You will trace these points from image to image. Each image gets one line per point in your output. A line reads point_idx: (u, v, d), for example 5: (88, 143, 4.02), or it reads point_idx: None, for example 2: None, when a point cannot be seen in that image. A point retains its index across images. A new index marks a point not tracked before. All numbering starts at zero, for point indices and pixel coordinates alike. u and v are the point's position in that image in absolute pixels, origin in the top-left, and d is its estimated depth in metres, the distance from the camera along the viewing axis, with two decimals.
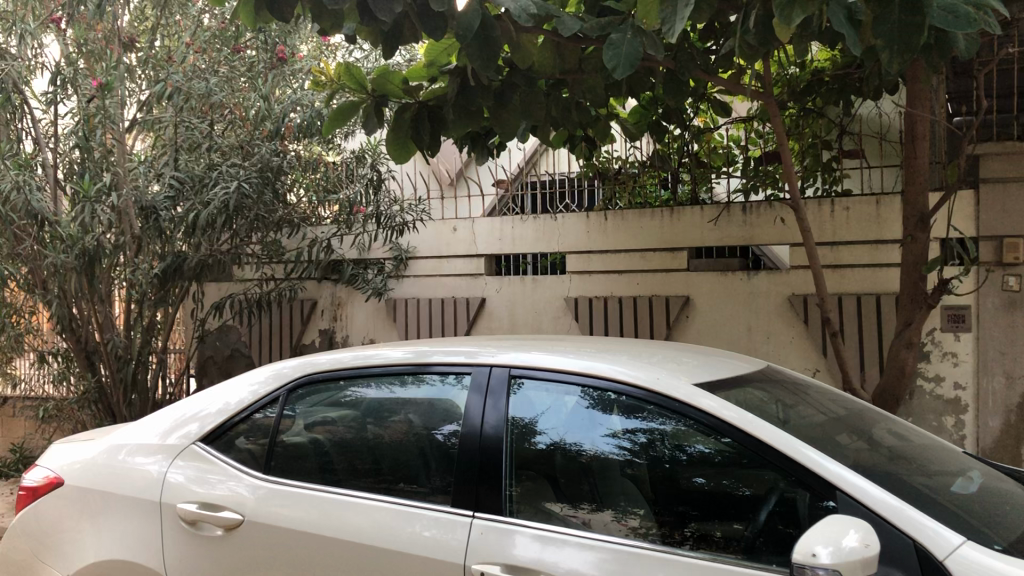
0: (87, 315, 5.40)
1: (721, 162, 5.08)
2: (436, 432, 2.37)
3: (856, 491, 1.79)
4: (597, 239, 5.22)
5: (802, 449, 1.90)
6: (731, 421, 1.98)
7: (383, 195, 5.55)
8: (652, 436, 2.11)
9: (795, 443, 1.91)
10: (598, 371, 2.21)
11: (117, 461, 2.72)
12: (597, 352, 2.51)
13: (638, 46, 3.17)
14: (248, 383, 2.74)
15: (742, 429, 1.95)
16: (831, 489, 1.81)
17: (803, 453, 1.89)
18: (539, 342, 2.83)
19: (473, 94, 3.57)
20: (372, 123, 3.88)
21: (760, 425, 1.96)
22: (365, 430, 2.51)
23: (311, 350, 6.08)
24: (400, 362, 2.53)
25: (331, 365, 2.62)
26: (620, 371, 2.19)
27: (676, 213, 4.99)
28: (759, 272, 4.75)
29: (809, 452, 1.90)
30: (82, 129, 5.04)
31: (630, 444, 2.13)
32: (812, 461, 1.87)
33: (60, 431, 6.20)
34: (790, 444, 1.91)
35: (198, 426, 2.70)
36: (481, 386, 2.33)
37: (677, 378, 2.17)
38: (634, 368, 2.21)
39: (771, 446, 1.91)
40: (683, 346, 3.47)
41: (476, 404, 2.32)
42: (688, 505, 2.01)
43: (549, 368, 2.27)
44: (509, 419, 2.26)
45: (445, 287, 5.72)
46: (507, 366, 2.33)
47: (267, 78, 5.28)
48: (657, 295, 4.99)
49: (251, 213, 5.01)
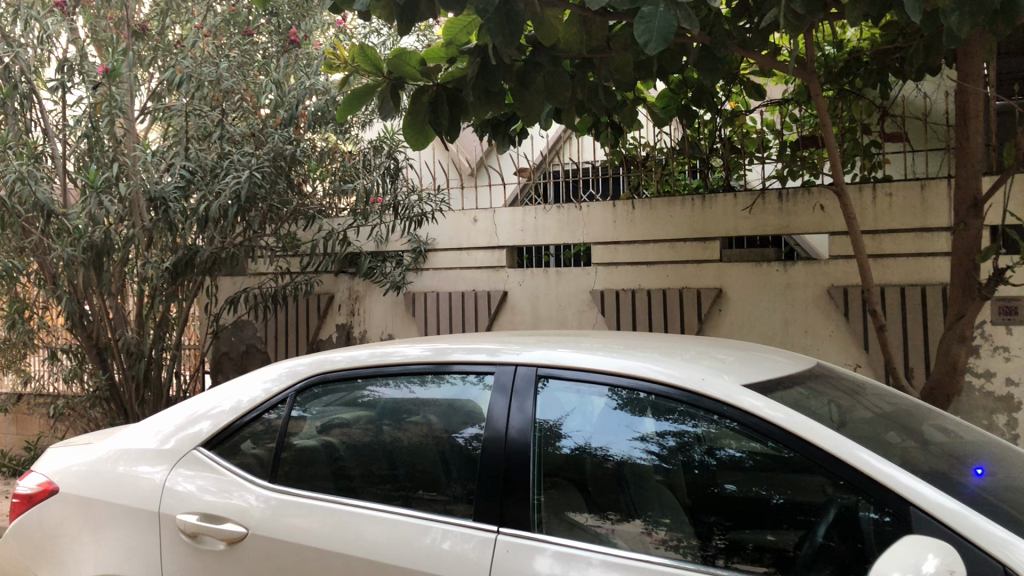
0: (99, 310, 5.25)
1: (754, 146, 4.84)
2: (460, 435, 2.17)
3: (921, 501, 1.58)
4: (624, 228, 4.99)
5: (856, 451, 1.70)
6: (778, 423, 1.76)
7: (401, 184, 5.34)
8: (683, 440, 1.90)
9: (854, 450, 1.70)
10: (629, 369, 2.00)
11: (117, 467, 2.54)
12: (630, 349, 2.30)
13: (671, 20, 2.96)
14: (260, 380, 2.55)
15: (783, 428, 1.76)
16: (891, 497, 1.61)
17: (858, 455, 1.69)
18: (569, 338, 2.63)
19: (494, 75, 3.37)
20: (388, 108, 3.66)
21: (807, 424, 1.76)
22: (384, 434, 2.31)
23: (328, 345, 5.91)
24: (420, 360, 2.33)
25: (348, 362, 2.43)
26: (652, 368, 1.98)
27: (707, 201, 4.75)
28: (796, 263, 4.51)
29: (864, 454, 1.69)
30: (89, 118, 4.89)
31: (658, 449, 1.93)
32: (868, 465, 1.66)
33: (73, 429, 6.06)
34: (843, 446, 1.71)
35: (209, 424, 2.51)
36: (504, 386, 2.13)
37: (721, 378, 1.95)
38: (670, 366, 2.00)
39: (819, 448, 1.71)
40: (719, 341, 3.26)
41: (499, 405, 2.11)
42: (714, 515, 1.81)
43: (577, 366, 2.06)
44: (535, 422, 2.05)
45: (465, 280, 5.52)
46: (532, 364, 2.13)
47: (280, 64, 5.10)
48: (688, 288, 4.76)
49: (264, 203, 4.83)
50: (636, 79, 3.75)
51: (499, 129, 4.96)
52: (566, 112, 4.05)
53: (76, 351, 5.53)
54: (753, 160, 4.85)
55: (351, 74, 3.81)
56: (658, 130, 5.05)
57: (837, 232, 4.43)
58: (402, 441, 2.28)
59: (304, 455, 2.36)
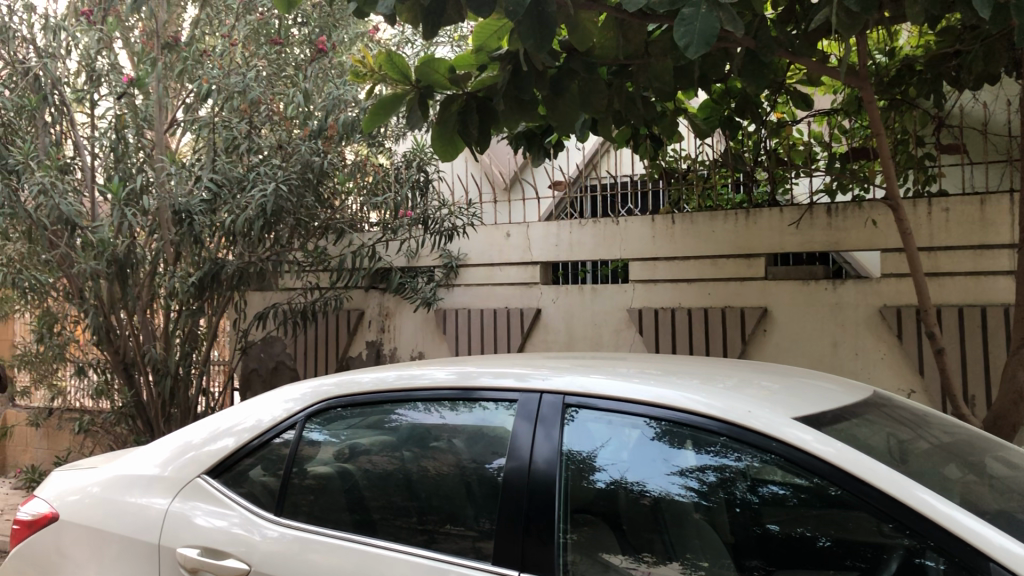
0: (125, 325, 5.16)
1: (801, 159, 4.61)
2: (489, 463, 1.98)
3: (991, 548, 1.39)
4: (664, 244, 4.79)
5: (919, 492, 1.50)
6: (830, 460, 1.57)
7: (431, 198, 5.19)
8: (722, 474, 1.70)
9: (919, 492, 1.50)
10: (665, 397, 1.81)
11: (120, 495, 2.40)
12: (672, 376, 2.10)
13: (714, 21, 2.78)
14: (282, 399, 2.38)
15: (830, 463, 1.57)
16: (956, 543, 1.41)
17: (919, 496, 1.49)
18: (604, 362, 2.44)
19: (526, 82, 3.21)
20: (416, 116, 3.50)
21: (859, 460, 1.57)
22: (407, 463, 2.13)
23: (357, 363, 5.78)
24: (446, 384, 2.16)
25: (374, 385, 2.26)
26: (692, 397, 1.80)
27: (752, 216, 4.53)
28: (846, 281, 4.27)
29: (927, 495, 1.50)
30: (116, 130, 4.82)
31: (697, 484, 1.73)
32: (931, 507, 1.47)
33: (100, 446, 5.98)
34: (904, 487, 1.51)
35: (232, 440, 2.35)
36: (529, 413, 1.95)
37: (768, 409, 1.75)
38: (712, 394, 1.80)
39: (872, 486, 1.52)
40: (765, 365, 3.05)
41: (524, 434, 1.93)
42: (756, 559, 1.61)
43: (607, 395, 1.88)
44: (561, 452, 1.86)
45: (498, 296, 5.34)
46: (561, 391, 1.94)
47: (310, 74, 5.00)
48: (730, 307, 4.54)
49: (290, 217, 4.71)
50: (677, 87, 3.55)
51: (534, 141, 4.88)
52: (602, 121, 3.87)
53: (104, 366, 5.45)
54: (800, 174, 4.62)
55: (379, 83, 3.67)
56: (699, 142, 4.85)
57: (890, 248, 4.19)
58: (422, 471, 2.10)
59: (316, 484, 2.21)
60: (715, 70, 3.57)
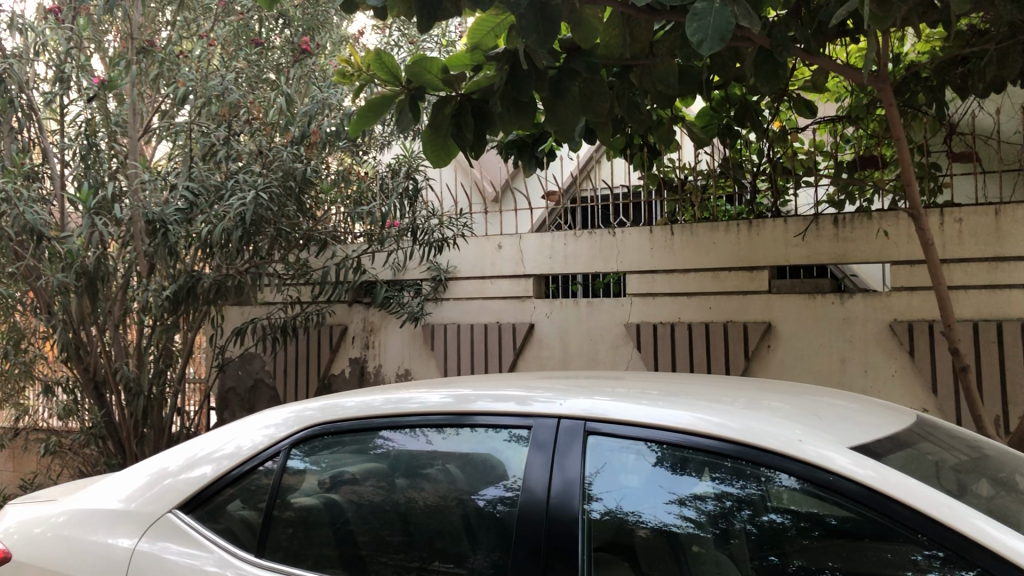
0: (96, 341, 4.90)
1: (804, 169, 4.44)
2: (478, 497, 1.80)
3: None
4: (663, 256, 4.60)
5: (971, 518, 1.35)
6: (864, 480, 1.42)
7: (420, 208, 4.97)
8: (722, 503, 1.56)
9: (970, 517, 1.35)
10: (678, 422, 1.63)
11: (78, 534, 2.16)
12: (696, 398, 1.90)
13: (729, 16, 2.59)
14: (262, 425, 2.16)
15: (860, 482, 1.42)
16: (995, 564, 1.28)
17: (969, 521, 1.35)
18: (616, 383, 2.23)
19: (525, 82, 3.02)
20: (406, 120, 3.29)
21: (905, 484, 1.41)
22: (396, 493, 1.92)
23: (340, 381, 5.56)
24: (439, 409, 1.94)
25: (360, 410, 2.04)
26: (712, 421, 1.62)
27: (755, 227, 4.35)
28: (854, 295, 4.10)
29: (979, 522, 1.35)
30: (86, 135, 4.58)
31: (694, 514, 1.58)
32: (982, 532, 1.32)
33: (68, 469, 5.69)
34: (952, 510, 1.37)
35: (210, 469, 2.12)
36: (545, 442, 1.74)
37: (791, 430, 1.58)
38: (736, 418, 1.62)
39: (898, 503, 1.38)
40: (783, 383, 2.85)
41: (538, 463, 1.72)
42: None
43: (633, 421, 1.68)
44: (584, 483, 1.65)
45: (488, 311, 5.13)
46: (582, 417, 1.73)
47: (293, 78, 4.79)
48: (733, 321, 4.36)
49: (271, 227, 4.48)
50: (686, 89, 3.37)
51: (525, 151, 4.71)
52: (599, 126, 3.69)
53: (73, 385, 5.18)
54: (802, 182, 4.46)
55: (368, 83, 3.46)
56: (697, 151, 4.68)
57: (900, 260, 4.02)
58: (411, 502, 1.89)
59: (296, 517, 1.99)
60: (722, 70, 3.39)
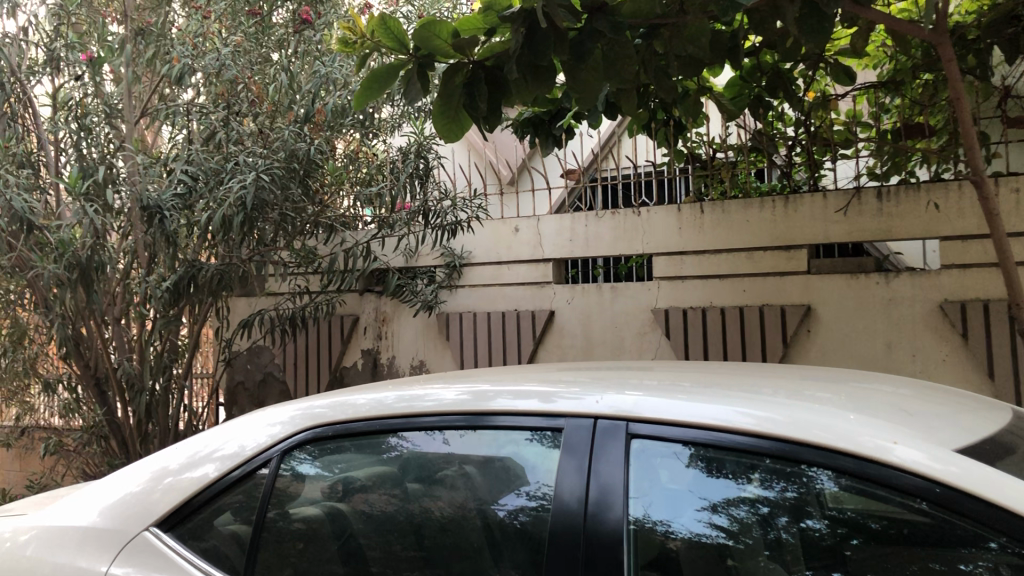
0: (95, 334, 4.67)
1: (842, 139, 4.15)
2: (500, 508, 1.55)
3: None
4: (692, 236, 4.32)
5: None
6: (938, 476, 1.19)
7: (432, 188, 4.70)
8: (756, 510, 1.34)
9: None
10: (730, 420, 1.37)
11: (47, 556, 1.92)
12: (754, 391, 1.64)
13: None
14: (265, 423, 1.89)
15: (928, 477, 1.20)
16: None
17: None
18: (655, 374, 1.96)
19: (543, 44, 2.75)
20: (414, 91, 3.03)
21: (988, 478, 1.19)
22: (411, 502, 1.67)
23: (353, 373, 5.32)
24: (455, 408, 1.67)
25: (371, 409, 1.76)
26: (766, 418, 1.36)
27: (792, 203, 4.06)
28: (900, 274, 3.82)
29: None
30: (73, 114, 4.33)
31: (725, 522, 1.36)
32: None
33: (72, 471, 5.47)
34: None
35: (202, 474, 1.85)
36: (578, 446, 1.47)
37: (850, 422, 1.34)
38: (791, 412, 1.37)
39: (979, 501, 1.16)
40: (835, 370, 2.59)
41: (571, 470, 1.45)
42: None
43: (682, 422, 1.41)
44: (628, 491, 1.40)
45: (505, 298, 4.87)
46: (626, 417, 1.46)
47: (295, 53, 4.53)
48: (769, 304, 4.08)
49: (274, 211, 4.23)
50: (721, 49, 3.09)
51: (541, 129, 4.47)
52: (622, 94, 3.43)
53: (74, 382, 4.96)
54: (840, 155, 4.18)
55: (371, 52, 3.19)
56: (726, 123, 4.39)
57: (951, 236, 3.75)
58: (426, 513, 1.64)
59: (305, 530, 1.76)
60: (757, 29, 3.11)
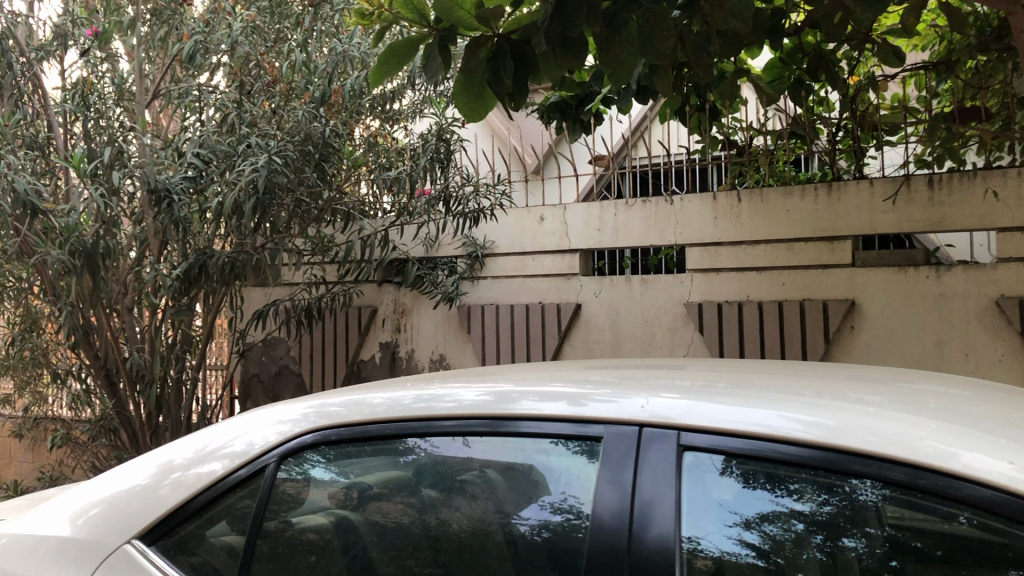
0: (104, 323, 4.51)
1: (887, 125, 3.91)
2: (522, 523, 1.36)
3: None
4: (729, 226, 4.09)
5: None
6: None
7: (453, 173, 4.51)
8: (791, 528, 1.16)
9: None
10: (781, 429, 1.18)
11: (27, 566, 1.74)
12: (821, 395, 1.43)
13: None
14: (273, 419, 1.68)
15: (997, 487, 1.02)
16: None
17: None
18: (702, 373, 1.75)
19: (575, 12, 2.54)
20: (434, 67, 2.84)
21: None
22: (427, 513, 1.47)
23: (370, 367, 5.15)
24: (475, 409, 1.47)
25: (387, 408, 1.57)
26: (815, 422, 1.18)
27: (835, 190, 3.83)
28: (952, 267, 3.58)
29: None
30: (79, 91, 4.17)
31: (757, 539, 1.17)
32: None
33: (84, 464, 5.33)
34: None
35: (200, 472, 1.66)
36: (623, 456, 1.26)
37: (918, 428, 1.15)
38: (856, 420, 1.18)
39: None
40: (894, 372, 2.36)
41: (615, 485, 1.24)
42: None
43: (739, 431, 1.20)
44: (681, 508, 1.20)
45: (530, 290, 4.67)
46: (676, 429, 1.25)
47: (312, 32, 4.35)
48: (810, 300, 3.87)
49: (289, 196, 4.07)
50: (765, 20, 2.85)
51: (568, 114, 4.27)
52: (656, 70, 3.22)
53: (84, 372, 4.82)
54: (886, 141, 3.94)
55: (389, 25, 2.98)
56: (764, 108, 4.16)
57: (1010, 227, 3.49)
58: (443, 525, 1.44)
59: (316, 541, 1.56)
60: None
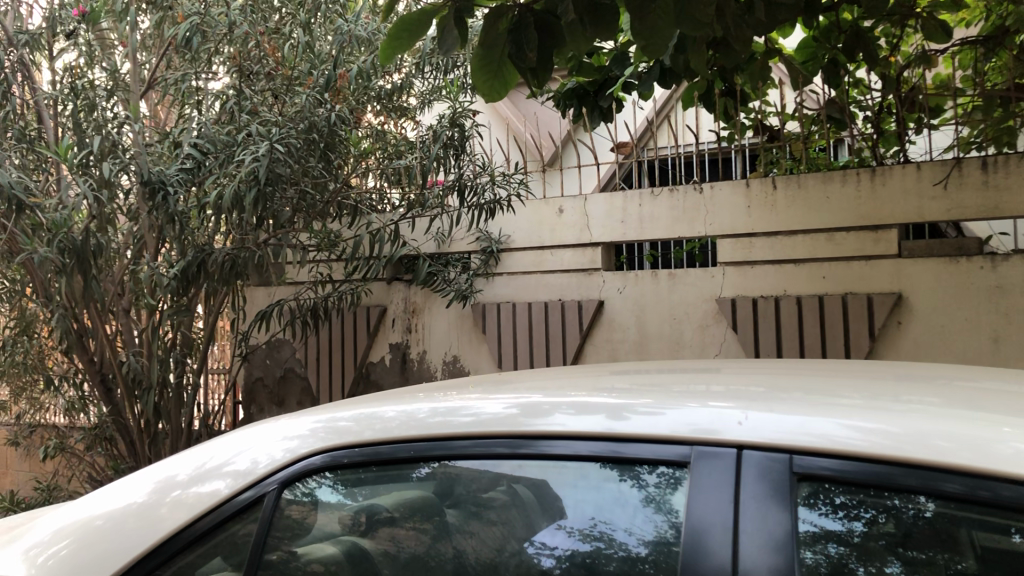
0: (96, 326, 4.26)
1: (929, 108, 3.66)
2: (543, 555, 1.15)
3: None
4: (764, 215, 3.84)
5: None
6: None
7: (467, 163, 4.26)
8: (826, 552, 0.97)
9: None
10: (879, 446, 0.97)
11: None
12: (914, 397, 1.20)
13: None
14: (279, 434, 1.43)
15: None
16: None
17: None
18: (765, 373, 1.51)
19: None
20: (450, 42, 2.58)
21: None
22: (442, 540, 1.25)
23: (379, 370, 4.90)
24: (501, 421, 1.23)
25: (399, 423, 1.32)
26: (878, 429, 1.00)
27: (880, 175, 3.59)
28: (1008, 257, 3.34)
29: None
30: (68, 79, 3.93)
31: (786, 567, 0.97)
32: None
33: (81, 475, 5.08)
34: None
35: (196, 494, 1.40)
36: (722, 478, 1.02)
37: (984, 428, 0.97)
38: (972, 432, 0.96)
39: None
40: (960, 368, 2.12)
41: (707, 510, 1.01)
42: None
43: (860, 452, 0.98)
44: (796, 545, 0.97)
45: (548, 287, 4.42)
46: (789, 452, 1.01)
47: (317, 16, 4.11)
48: (855, 293, 3.63)
49: (292, 188, 3.83)
50: None
51: (585, 100, 4.01)
52: (688, 46, 2.98)
53: (79, 377, 4.57)
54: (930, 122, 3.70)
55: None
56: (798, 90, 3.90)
57: None
58: (467, 556, 1.21)
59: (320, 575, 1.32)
60: None
